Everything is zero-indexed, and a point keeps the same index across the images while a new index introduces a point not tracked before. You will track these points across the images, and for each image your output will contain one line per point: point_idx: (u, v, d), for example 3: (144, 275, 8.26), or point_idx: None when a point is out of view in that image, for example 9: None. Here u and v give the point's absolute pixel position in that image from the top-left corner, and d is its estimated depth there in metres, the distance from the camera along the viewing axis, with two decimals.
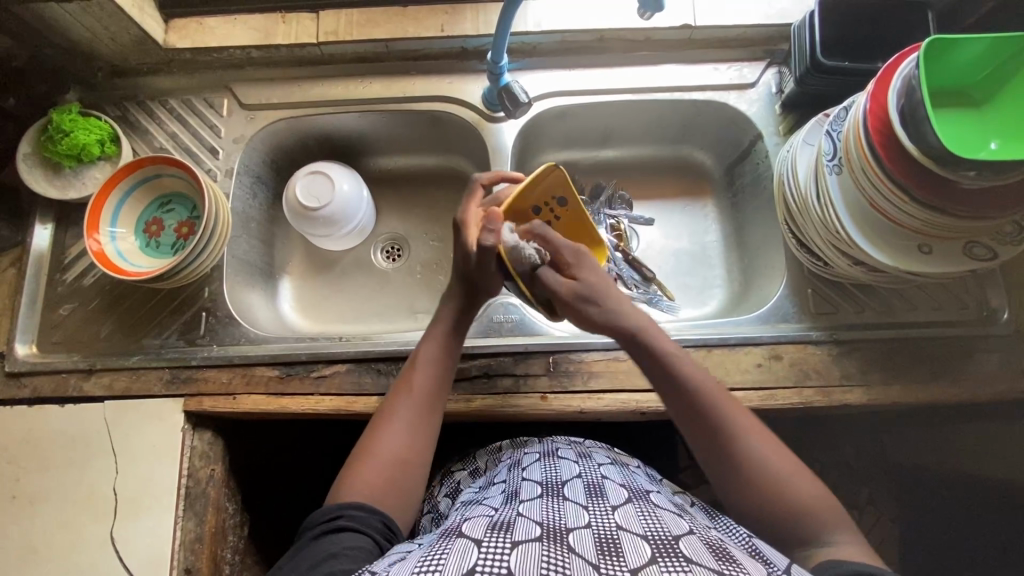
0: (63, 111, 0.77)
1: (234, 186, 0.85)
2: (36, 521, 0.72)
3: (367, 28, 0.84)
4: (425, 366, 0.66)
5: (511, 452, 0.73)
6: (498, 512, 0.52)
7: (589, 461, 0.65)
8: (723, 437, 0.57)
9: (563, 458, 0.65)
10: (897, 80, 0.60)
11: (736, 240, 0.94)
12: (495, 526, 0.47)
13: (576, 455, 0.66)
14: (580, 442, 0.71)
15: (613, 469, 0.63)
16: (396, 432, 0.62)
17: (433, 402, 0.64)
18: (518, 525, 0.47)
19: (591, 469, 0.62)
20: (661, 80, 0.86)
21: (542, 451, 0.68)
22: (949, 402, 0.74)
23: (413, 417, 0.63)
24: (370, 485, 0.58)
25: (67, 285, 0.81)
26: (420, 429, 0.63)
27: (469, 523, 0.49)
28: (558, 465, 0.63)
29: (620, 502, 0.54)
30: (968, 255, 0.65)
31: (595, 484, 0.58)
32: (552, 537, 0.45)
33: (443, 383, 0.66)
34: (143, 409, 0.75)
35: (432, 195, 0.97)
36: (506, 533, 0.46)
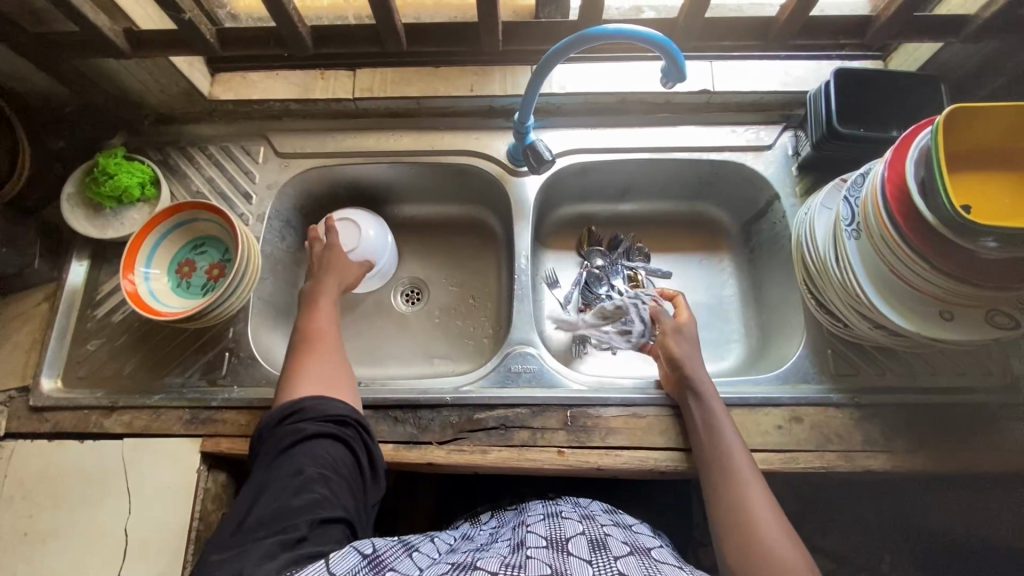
0: (109, 156, 0.81)
1: (264, 231, 0.88)
2: (44, 560, 0.71)
3: (400, 86, 0.89)
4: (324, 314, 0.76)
5: (514, 514, 0.72)
6: (507, 555, 0.53)
7: (592, 521, 0.64)
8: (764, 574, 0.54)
9: (567, 518, 0.64)
10: (914, 151, 0.62)
11: (753, 295, 0.94)
12: (510, 565, 0.49)
13: (580, 516, 0.65)
14: (585, 505, 0.70)
15: (617, 529, 0.62)
16: (314, 364, 0.69)
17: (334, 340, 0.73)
18: (532, 566, 0.49)
19: (594, 528, 0.61)
20: (680, 140, 0.89)
21: (546, 512, 0.67)
22: (976, 471, 0.72)
23: (322, 353, 0.71)
24: (309, 396, 0.64)
25: (96, 321, 0.83)
26: (333, 365, 0.70)
27: (482, 562, 0.51)
28: (561, 524, 0.62)
29: (623, 554, 0.54)
30: (990, 323, 0.65)
31: (598, 539, 0.57)
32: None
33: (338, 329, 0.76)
34: (161, 447, 0.75)
35: (452, 241, 1.00)
36: (522, 571, 0.47)
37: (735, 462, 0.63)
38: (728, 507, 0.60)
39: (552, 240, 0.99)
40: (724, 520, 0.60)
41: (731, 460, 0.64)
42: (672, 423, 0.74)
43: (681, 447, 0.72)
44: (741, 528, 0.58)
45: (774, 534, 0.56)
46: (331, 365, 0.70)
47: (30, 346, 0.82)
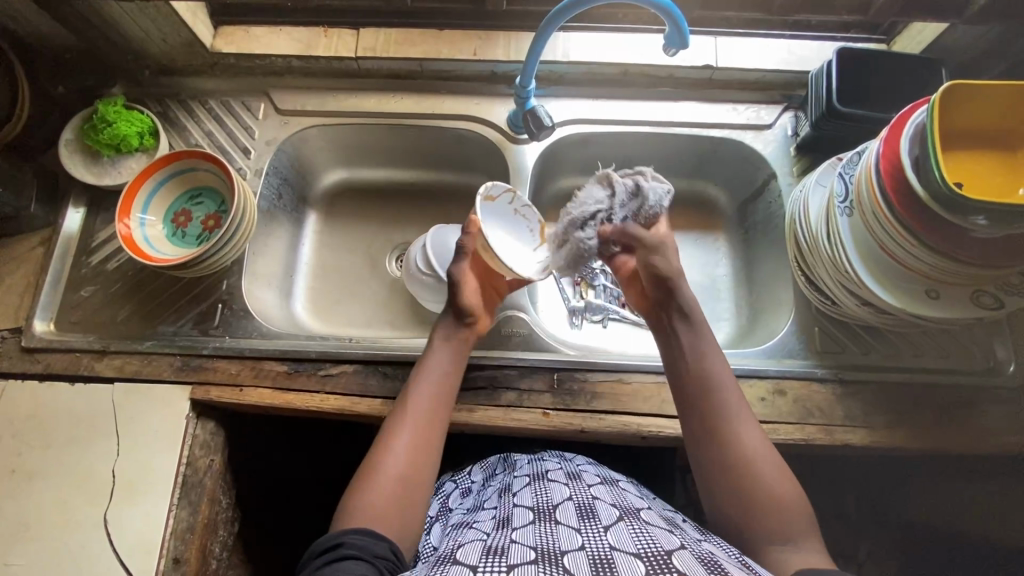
0: (109, 104, 0.82)
1: (262, 185, 0.88)
2: (32, 497, 0.72)
3: (403, 47, 0.88)
4: (423, 384, 0.68)
5: (502, 475, 0.73)
6: (491, 537, 0.54)
7: (579, 482, 0.65)
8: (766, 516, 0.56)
9: (553, 481, 0.65)
10: (909, 127, 0.63)
11: (745, 275, 0.95)
12: (489, 552, 0.50)
13: (567, 476, 0.66)
14: (570, 459, 0.72)
15: (603, 489, 0.64)
16: (399, 452, 0.63)
17: (433, 424, 0.66)
18: (513, 551, 0.50)
19: (581, 491, 0.62)
20: (680, 116, 0.89)
21: (533, 473, 0.68)
22: (953, 451, 0.73)
23: (414, 438, 0.64)
24: (363, 519, 0.58)
25: (91, 268, 0.83)
26: (420, 451, 0.64)
27: (464, 550, 0.52)
28: (548, 488, 0.63)
29: (612, 522, 0.55)
30: (975, 303, 0.66)
31: (586, 505, 0.58)
32: (546, 560, 0.48)
33: (439, 403, 0.68)
34: (151, 393, 0.76)
35: (449, 209, 1.00)
36: (500, 557, 0.49)
37: (722, 389, 0.64)
38: (717, 437, 0.61)
39: (549, 212, 1.00)
40: (712, 447, 0.61)
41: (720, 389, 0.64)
42: (657, 390, 0.75)
43: (665, 414, 0.73)
44: (730, 458, 0.60)
45: (765, 464, 0.59)
46: (417, 450, 0.64)
47: (23, 288, 0.82)
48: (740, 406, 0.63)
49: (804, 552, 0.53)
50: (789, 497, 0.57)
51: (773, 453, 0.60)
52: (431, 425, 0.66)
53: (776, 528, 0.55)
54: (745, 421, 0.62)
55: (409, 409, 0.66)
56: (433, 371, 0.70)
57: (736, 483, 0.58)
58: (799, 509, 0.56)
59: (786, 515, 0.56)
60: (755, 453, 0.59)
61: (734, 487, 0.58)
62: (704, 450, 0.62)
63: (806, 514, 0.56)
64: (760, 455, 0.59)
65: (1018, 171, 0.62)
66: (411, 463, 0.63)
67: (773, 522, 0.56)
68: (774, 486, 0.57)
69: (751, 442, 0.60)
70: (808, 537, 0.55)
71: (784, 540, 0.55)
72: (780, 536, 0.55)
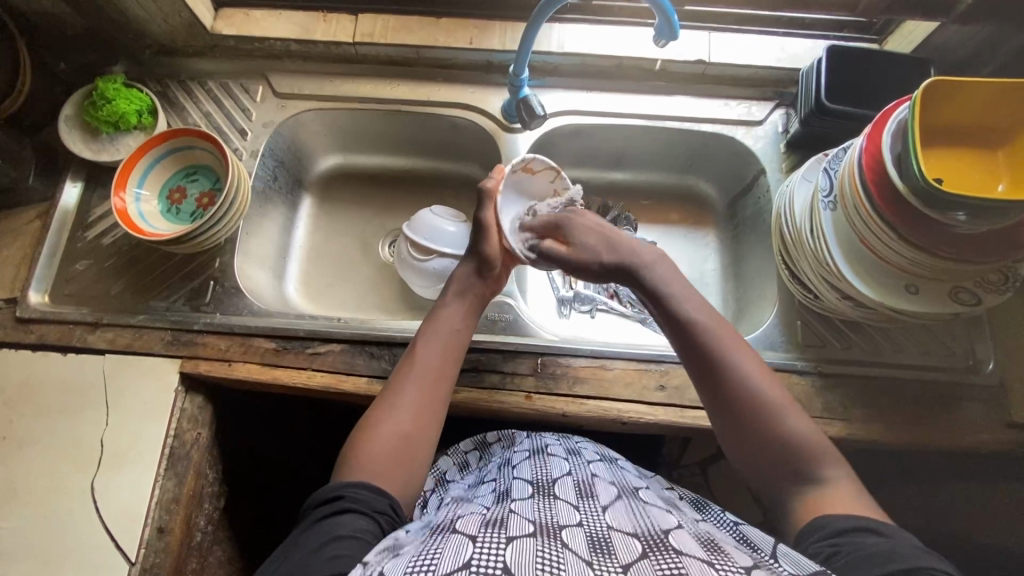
0: (109, 81, 0.83)
1: (257, 166, 0.89)
2: (22, 464, 0.74)
3: (400, 34, 0.90)
4: (427, 344, 0.67)
5: (501, 452, 0.73)
6: (490, 510, 0.54)
7: (578, 458, 0.66)
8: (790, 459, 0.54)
9: (553, 456, 0.66)
10: (891, 123, 0.63)
11: (733, 270, 0.96)
12: (488, 524, 0.49)
13: (566, 452, 0.68)
14: (570, 439, 0.73)
15: (603, 468, 0.65)
16: (403, 407, 0.62)
17: (439, 383, 0.66)
18: (511, 522, 0.49)
19: (581, 467, 0.64)
20: (672, 110, 0.90)
21: (532, 448, 0.69)
22: (929, 445, 0.74)
23: (419, 394, 0.64)
24: (360, 477, 0.58)
25: (86, 242, 0.84)
26: (424, 409, 0.63)
27: (463, 521, 0.51)
28: (547, 462, 0.65)
29: (610, 503, 0.55)
30: (954, 299, 0.67)
31: (586, 483, 0.60)
32: (545, 533, 0.48)
33: (444, 363, 0.67)
34: (141, 366, 0.77)
35: (443, 197, 1.01)
36: (500, 528, 0.48)
37: (714, 333, 0.59)
38: (727, 386, 0.57)
39: None
40: (720, 396, 0.57)
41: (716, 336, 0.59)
42: (638, 376, 0.76)
43: (645, 400, 0.75)
44: (742, 405, 0.56)
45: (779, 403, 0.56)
46: (422, 407, 0.63)
47: (19, 261, 0.83)
48: (739, 347, 0.59)
49: (827, 486, 0.53)
50: (808, 435, 0.55)
51: (783, 389, 0.57)
52: (437, 385, 0.65)
53: (796, 466, 0.54)
54: (746, 361, 0.58)
55: (416, 368, 0.66)
56: (440, 331, 0.69)
57: (751, 428, 0.56)
58: (817, 443, 0.54)
59: (808, 452, 0.54)
60: (763, 396, 0.56)
61: (749, 432, 0.56)
62: (714, 399, 0.58)
63: (824, 444, 0.55)
64: (769, 396, 0.56)
65: (998, 169, 0.63)
66: (415, 418, 0.62)
67: (793, 457, 0.54)
68: (789, 424, 0.55)
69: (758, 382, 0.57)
70: (829, 468, 0.53)
71: (803, 478, 0.53)
72: (799, 474, 0.54)
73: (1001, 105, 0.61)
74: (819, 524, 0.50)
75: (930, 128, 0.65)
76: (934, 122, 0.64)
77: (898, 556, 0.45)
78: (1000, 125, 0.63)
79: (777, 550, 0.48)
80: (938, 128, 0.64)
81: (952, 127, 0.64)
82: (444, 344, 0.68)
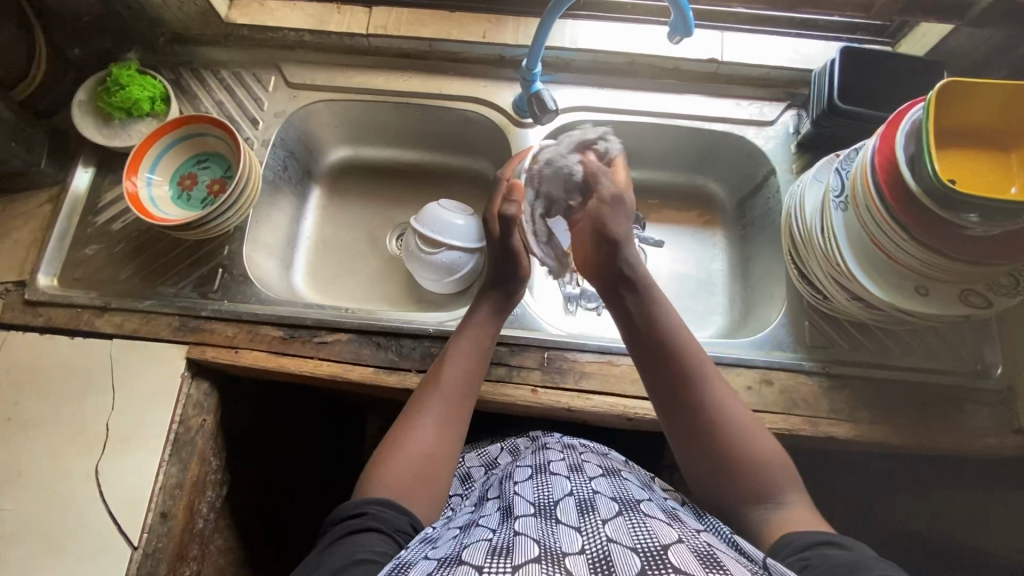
0: (123, 68, 0.83)
1: (268, 155, 0.89)
2: (27, 445, 0.74)
3: (413, 27, 0.90)
4: (453, 361, 0.68)
5: (506, 465, 0.73)
6: (496, 534, 0.53)
7: (581, 475, 0.64)
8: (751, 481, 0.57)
9: (556, 475, 0.64)
10: (906, 123, 0.63)
11: (741, 270, 0.96)
12: (494, 551, 0.49)
13: (569, 469, 0.66)
14: (574, 449, 0.71)
15: (605, 482, 0.63)
16: (425, 426, 0.63)
17: (463, 402, 0.66)
18: (517, 548, 0.49)
19: (583, 485, 0.62)
20: (684, 108, 0.90)
21: (535, 465, 0.68)
22: (935, 449, 0.74)
23: (441, 413, 0.65)
24: (385, 492, 0.59)
25: (96, 227, 0.85)
26: (446, 427, 0.64)
27: (469, 549, 0.50)
28: (549, 483, 0.63)
29: (611, 515, 0.54)
30: (964, 301, 0.67)
31: (587, 500, 0.58)
32: (549, 558, 0.46)
33: (469, 381, 0.68)
34: (148, 351, 0.77)
35: (452, 191, 1.02)
36: (506, 556, 0.47)
37: (694, 358, 0.63)
38: (688, 408, 0.61)
39: None
40: (683, 416, 0.61)
41: (682, 355, 0.63)
42: None
43: None
44: (701, 422, 0.60)
45: (744, 426, 0.59)
46: (443, 426, 0.64)
47: (29, 244, 0.83)
48: (713, 374, 0.62)
49: (790, 509, 0.55)
50: (772, 460, 0.58)
51: (753, 418, 0.60)
52: (458, 403, 0.66)
53: (756, 487, 0.57)
54: (719, 386, 0.62)
55: (442, 384, 0.67)
56: (463, 347, 0.70)
57: (713, 449, 0.59)
58: (778, 465, 0.58)
59: (771, 476, 0.57)
60: (728, 419, 0.59)
61: (711, 452, 0.59)
62: (675, 420, 0.61)
63: (786, 468, 0.58)
64: (736, 420, 0.59)
65: (1010, 170, 0.63)
66: (438, 435, 0.63)
67: (753, 480, 0.57)
68: (751, 446, 0.58)
69: (722, 403, 0.60)
70: (791, 492, 0.56)
71: (766, 501, 0.56)
72: (761, 497, 0.56)
73: (1011, 106, 0.62)
74: (787, 540, 0.52)
75: (942, 129, 0.64)
76: (946, 122, 0.64)
77: (867, 565, 0.47)
78: (1008, 127, 0.64)
79: (769, 563, 0.47)
80: (951, 129, 0.64)
81: (964, 127, 0.64)
82: (469, 362, 0.69)
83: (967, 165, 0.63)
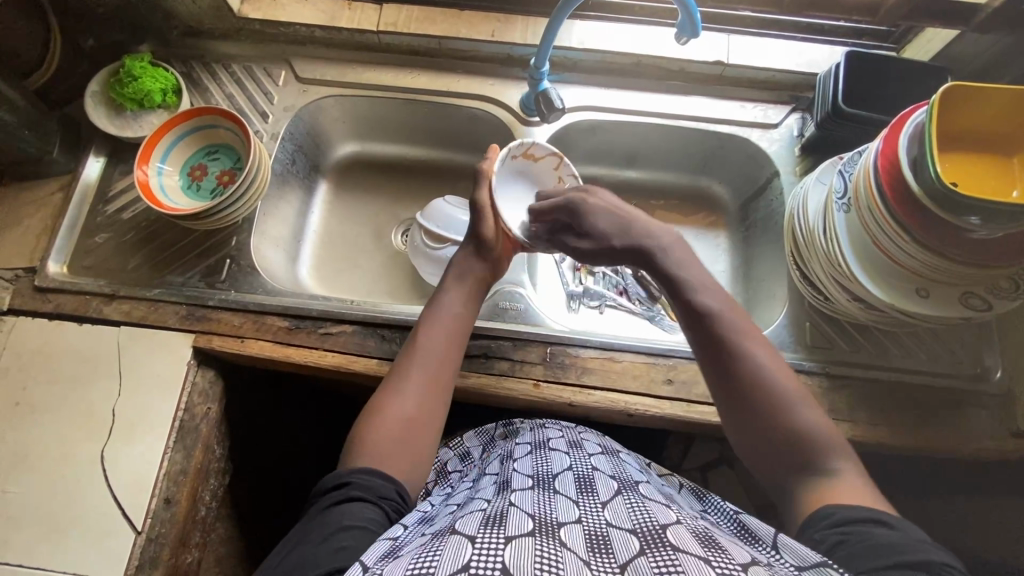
0: (136, 59, 0.84)
1: (277, 149, 0.90)
2: (34, 429, 0.74)
3: (423, 25, 0.91)
4: (431, 328, 0.68)
5: (504, 443, 0.73)
6: (490, 504, 0.54)
7: (580, 451, 0.65)
8: (798, 449, 0.53)
9: (555, 450, 0.65)
10: (909, 126, 0.64)
11: (743, 271, 0.96)
12: (488, 521, 0.49)
13: (568, 446, 0.67)
14: (573, 429, 0.72)
15: (604, 459, 0.64)
16: (404, 396, 0.63)
17: (443, 367, 0.66)
18: (511, 519, 0.49)
19: (581, 461, 0.63)
20: (690, 109, 0.91)
21: (533, 442, 0.68)
22: (933, 451, 0.74)
23: (421, 379, 0.65)
24: (365, 463, 0.58)
25: (106, 216, 0.86)
26: (428, 393, 0.65)
27: (463, 520, 0.51)
28: (549, 458, 0.63)
29: (609, 497, 0.54)
30: (964, 304, 0.67)
31: (585, 476, 0.59)
32: (543, 532, 0.47)
33: (447, 347, 0.68)
34: (155, 339, 0.78)
35: (457, 187, 1.03)
36: (499, 527, 0.47)
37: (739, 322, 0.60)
38: (733, 377, 0.57)
39: None
40: (729, 384, 0.57)
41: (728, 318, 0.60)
42: (647, 369, 0.76)
43: (652, 393, 0.75)
44: (747, 383, 0.56)
45: (792, 397, 0.55)
46: (425, 392, 0.64)
47: (40, 232, 0.84)
48: (760, 338, 0.59)
49: (838, 477, 0.51)
50: (823, 429, 0.54)
51: (800, 384, 0.57)
52: (439, 369, 0.66)
53: (802, 454, 0.53)
54: (767, 350, 0.58)
55: (420, 351, 0.66)
56: (440, 315, 0.69)
57: (758, 417, 0.55)
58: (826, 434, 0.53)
59: (820, 443, 0.53)
60: (777, 384, 0.56)
61: (755, 421, 0.55)
62: (721, 387, 0.58)
63: (834, 436, 0.54)
64: (784, 385, 0.56)
65: (1012, 174, 0.64)
66: (415, 403, 0.63)
67: (801, 447, 0.53)
68: (797, 416, 0.54)
69: (770, 375, 0.56)
70: (839, 458, 0.52)
71: (813, 469, 0.52)
72: (808, 464, 0.52)
73: (1012, 111, 0.62)
74: (826, 513, 0.48)
75: (944, 134, 0.65)
76: (948, 127, 0.65)
77: (902, 547, 0.44)
78: (1009, 132, 0.64)
79: (780, 543, 0.46)
80: (952, 135, 0.65)
81: (965, 132, 0.65)
82: (446, 329, 0.69)
83: (970, 171, 0.64)
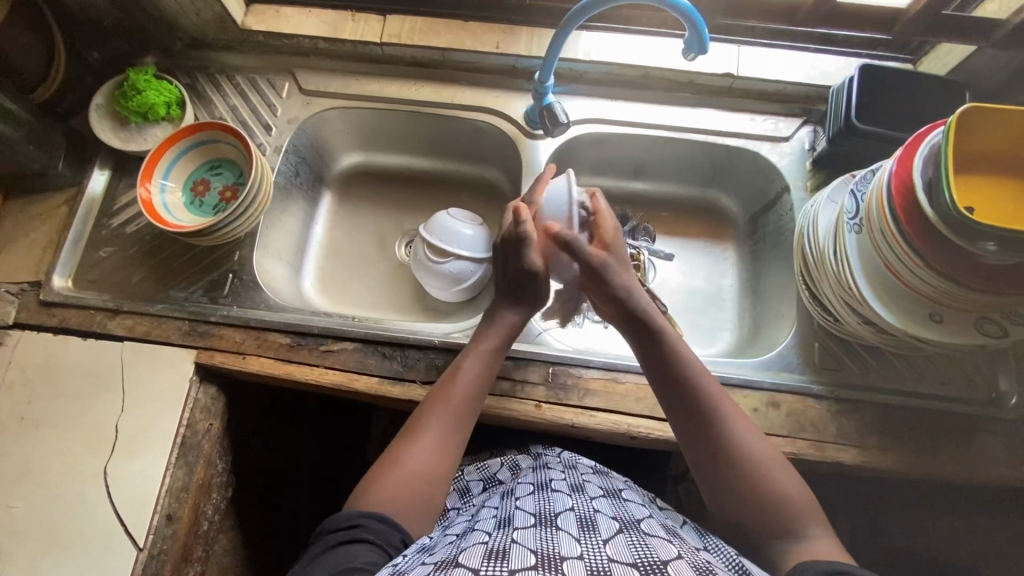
0: (140, 72, 0.84)
1: (280, 162, 0.90)
2: (38, 444, 0.75)
3: (428, 36, 0.90)
4: (463, 383, 0.68)
5: (505, 484, 0.72)
6: (493, 538, 0.53)
7: (582, 494, 0.64)
8: (777, 528, 0.56)
9: (557, 491, 0.64)
10: (924, 147, 0.62)
11: (750, 286, 0.95)
12: (491, 555, 0.49)
13: (570, 488, 0.66)
14: (575, 470, 0.71)
15: (606, 502, 0.63)
16: (426, 447, 0.63)
17: (464, 424, 0.66)
18: (513, 554, 0.49)
19: (583, 503, 0.62)
20: (698, 122, 0.89)
21: (536, 482, 0.67)
22: (945, 479, 0.72)
23: (435, 430, 0.64)
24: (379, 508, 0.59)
25: (110, 230, 0.86)
26: (446, 450, 0.64)
27: (466, 552, 0.50)
28: (551, 498, 0.63)
29: (611, 535, 0.53)
30: (979, 330, 0.65)
31: (587, 517, 0.57)
32: (547, 566, 0.46)
33: (475, 403, 0.67)
34: (158, 355, 0.78)
35: (461, 199, 1.02)
36: (502, 561, 0.47)
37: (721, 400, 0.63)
38: (714, 449, 0.61)
39: None
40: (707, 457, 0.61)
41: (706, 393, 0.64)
42: (650, 391, 0.75)
43: (656, 416, 0.74)
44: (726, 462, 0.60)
45: (771, 476, 0.59)
46: (446, 450, 0.64)
47: (45, 245, 0.85)
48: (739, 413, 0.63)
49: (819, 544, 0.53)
50: (801, 503, 0.57)
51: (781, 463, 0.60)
52: (461, 425, 0.66)
53: (785, 523, 0.56)
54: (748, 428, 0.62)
55: (448, 406, 0.66)
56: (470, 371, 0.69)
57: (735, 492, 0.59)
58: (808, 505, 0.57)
59: (802, 515, 0.56)
60: (758, 464, 0.59)
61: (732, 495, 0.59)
62: (703, 466, 0.61)
63: (811, 510, 0.57)
64: (763, 465, 0.60)
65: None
66: (436, 458, 0.63)
67: (781, 524, 0.56)
68: (779, 486, 0.58)
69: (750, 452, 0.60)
70: (816, 529, 0.55)
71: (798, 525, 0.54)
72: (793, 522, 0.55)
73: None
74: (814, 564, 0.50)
75: (963, 153, 0.63)
76: (969, 147, 0.62)
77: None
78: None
79: None
80: (972, 154, 0.63)
81: (984, 152, 0.63)
82: (474, 385, 0.68)
83: (987, 194, 0.62)
